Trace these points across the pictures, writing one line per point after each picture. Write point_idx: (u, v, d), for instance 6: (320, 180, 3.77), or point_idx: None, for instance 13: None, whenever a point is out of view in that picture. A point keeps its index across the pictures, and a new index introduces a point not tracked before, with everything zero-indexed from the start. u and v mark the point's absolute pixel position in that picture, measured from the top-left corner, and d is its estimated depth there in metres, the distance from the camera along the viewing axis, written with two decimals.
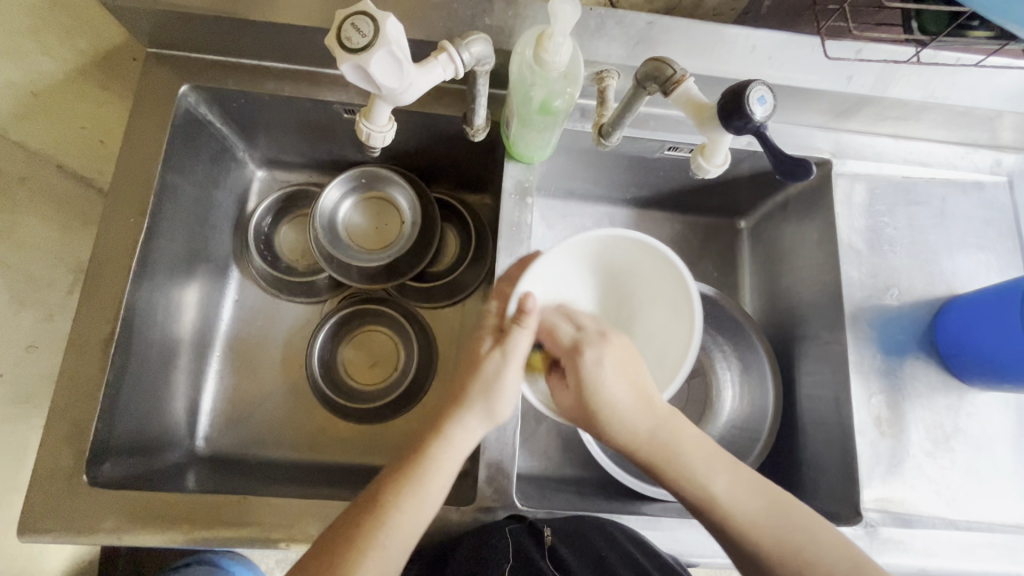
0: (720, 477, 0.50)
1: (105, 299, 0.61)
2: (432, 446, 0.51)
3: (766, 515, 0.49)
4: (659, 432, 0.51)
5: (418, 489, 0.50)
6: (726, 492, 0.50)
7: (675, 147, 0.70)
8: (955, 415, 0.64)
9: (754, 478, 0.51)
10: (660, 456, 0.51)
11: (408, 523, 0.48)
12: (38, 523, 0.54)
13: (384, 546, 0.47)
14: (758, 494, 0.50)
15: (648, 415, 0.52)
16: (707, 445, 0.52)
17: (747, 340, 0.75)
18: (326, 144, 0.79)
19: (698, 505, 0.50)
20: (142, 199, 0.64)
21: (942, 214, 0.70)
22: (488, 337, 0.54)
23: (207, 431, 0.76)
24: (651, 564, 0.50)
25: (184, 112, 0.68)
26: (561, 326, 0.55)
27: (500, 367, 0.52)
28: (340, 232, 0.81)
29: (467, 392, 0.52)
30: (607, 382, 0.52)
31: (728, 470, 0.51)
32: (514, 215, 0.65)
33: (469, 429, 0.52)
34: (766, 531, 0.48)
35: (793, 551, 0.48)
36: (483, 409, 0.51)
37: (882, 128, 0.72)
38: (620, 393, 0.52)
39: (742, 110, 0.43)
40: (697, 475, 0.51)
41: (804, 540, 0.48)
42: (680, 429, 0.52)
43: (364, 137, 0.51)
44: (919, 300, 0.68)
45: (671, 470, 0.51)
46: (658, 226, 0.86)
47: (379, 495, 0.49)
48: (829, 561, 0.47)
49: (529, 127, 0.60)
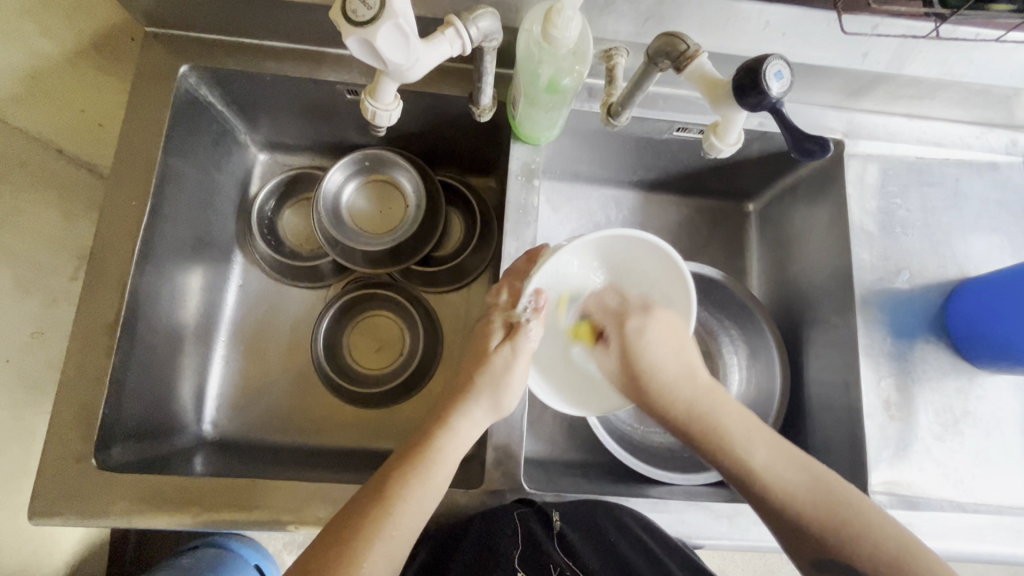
0: (762, 448, 0.52)
1: (109, 283, 0.61)
2: (436, 436, 0.52)
3: (809, 489, 0.49)
4: (700, 402, 0.55)
5: (425, 478, 0.49)
6: (765, 462, 0.51)
7: (684, 127, 0.69)
8: (965, 398, 0.64)
9: (794, 453, 0.52)
10: (699, 419, 0.55)
11: (414, 512, 0.48)
12: (49, 505, 0.54)
13: (392, 534, 0.46)
14: (800, 467, 0.50)
15: (694, 386, 0.57)
16: (753, 421, 0.54)
17: (754, 324, 0.75)
18: (329, 126, 0.78)
19: (737, 474, 0.52)
20: (143, 183, 0.63)
21: (955, 196, 0.69)
22: (498, 331, 0.56)
23: (213, 416, 0.76)
24: (675, 563, 0.48)
25: (184, 93, 0.67)
26: (609, 297, 0.63)
27: (510, 360, 0.54)
28: (343, 216, 0.80)
29: (473, 384, 0.54)
30: (653, 350, 0.58)
31: (769, 443, 0.52)
32: (520, 198, 0.64)
33: (474, 420, 0.53)
34: (810, 505, 0.48)
35: (837, 520, 0.47)
36: (489, 403, 0.53)
37: (895, 108, 0.71)
38: (666, 360, 0.58)
39: (758, 85, 0.42)
40: (737, 441, 0.53)
41: (848, 509, 0.48)
42: (721, 401, 0.55)
43: (370, 116, 0.49)
44: (930, 283, 0.67)
45: (706, 428, 0.54)
46: (665, 209, 0.85)
47: (383, 485, 0.49)
48: (875, 534, 0.46)
49: (536, 106, 0.58)
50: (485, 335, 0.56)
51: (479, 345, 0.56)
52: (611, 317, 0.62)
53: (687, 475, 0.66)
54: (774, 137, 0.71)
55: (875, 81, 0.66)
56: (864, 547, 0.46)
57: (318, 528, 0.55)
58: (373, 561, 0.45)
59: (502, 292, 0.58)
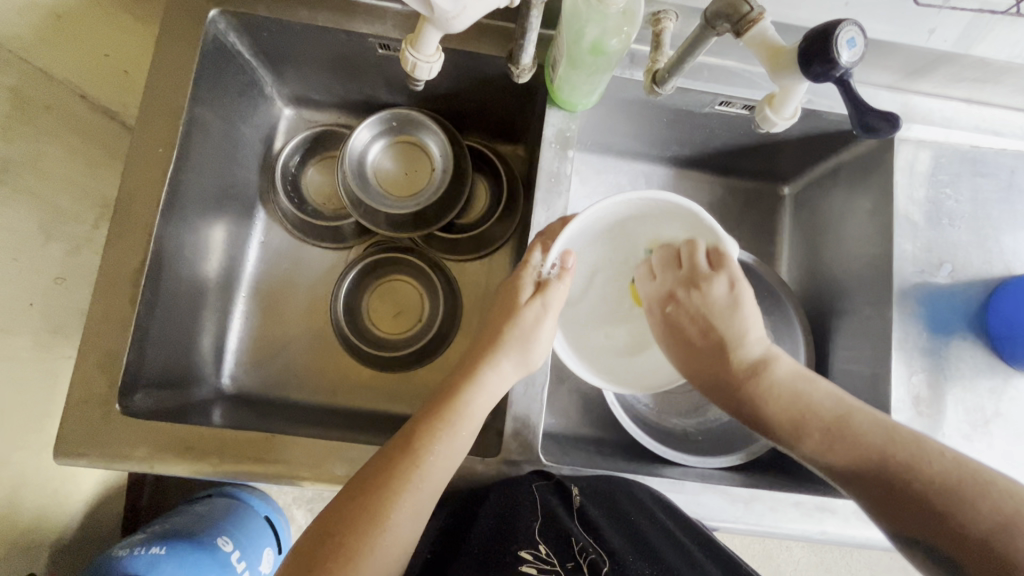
0: (819, 429, 0.49)
1: (135, 231, 0.60)
2: (464, 390, 0.51)
3: (877, 463, 0.46)
4: (745, 386, 0.53)
5: (449, 430, 0.50)
6: (816, 447, 0.49)
7: (728, 101, 0.66)
8: (998, 399, 0.62)
9: (861, 426, 0.48)
10: (752, 407, 0.52)
11: (440, 465, 0.49)
12: (74, 447, 0.54)
13: (417, 488, 0.47)
14: (868, 443, 0.47)
15: (731, 368, 0.54)
16: (807, 400, 0.51)
17: (781, 310, 0.73)
18: (356, 82, 0.76)
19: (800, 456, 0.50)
20: (170, 129, 0.62)
21: (1009, 189, 0.66)
22: (528, 286, 0.56)
23: (232, 371, 0.77)
24: (717, 567, 0.47)
25: (213, 39, 0.65)
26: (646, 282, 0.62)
27: (540, 316, 0.55)
28: (368, 176, 0.79)
29: (502, 337, 0.54)
30: (682, 332, 0.57)
31: (828, 427, 0.49)
32: (553, 165, 0.62)
33: (502, 375, 0.53)
34: (878, 485, 0.46)
35: (913, 500, 0.44)
36: (518, 357, 0.53)
37: (954, 91, 0.67)
38: (696, 344, 0.56)
39: (827, 52, 0.39)
40: (792, 426, 0.50)
41: (923, 488, 0.44)
42: (769, 384, 0.52)
43: (409, 68, 0.48)
44: (973, 278, 0.64)
45: (757, 420, 0.52)
46: (696, 188, 0.83)
47: (411, 441, 0.49)
48: (963, 511, 0.42)
49: (577, 69, 0.55)
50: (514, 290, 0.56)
51: (507, 301, 0.56)
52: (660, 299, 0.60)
53: (702, 458, 0.66)
54: (821, 116, 0.67)
55: (937, 62, 0.63)
56: (951, 523, 0.42)
57: (334, 486, 0.56)
58: (400, 514, 0.46)
59: (533, 250, 0.57)
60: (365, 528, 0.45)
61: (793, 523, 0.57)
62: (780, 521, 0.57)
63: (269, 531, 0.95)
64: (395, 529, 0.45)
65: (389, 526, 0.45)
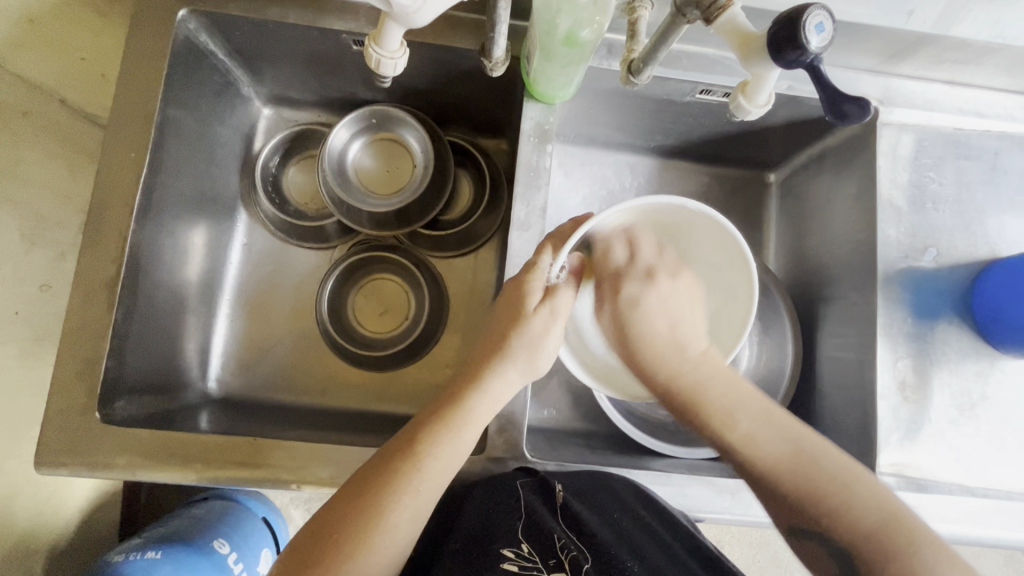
0: (745, 420, 0.51)
1: (110, 236, 0.59)
2: (467, 397, 0.51)
3: (789, 462, 0.48)
4: (679, 379, 0.54)
5: (452, 438, 0.49)
6: (743, 435, 0.51)
7: (708, 90, 0.65)
8: (983, 382, 0.62)
9: (784, 423, 0.51)
10: (690, 392, 0.53)
11: (441, 470, 0.48)
12: (54, 456, 0.54)
13: (416, 493, 0.47)
14: (788, 439, 0.49)
15: (685, 356, 0.55)
16: (738, 394, 0.52)
17: (769, 299, 0.73)
18: (334, 79, 0.75)
19: (719, 445, 0.52)
20: (142, 133, 0.61)
21: (992, 170, 0.65)
22: (536, 292, 0.53)
23: (219, 374, 0.77)
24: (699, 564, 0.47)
25: (184, 40, 0.64)
26: (616, 248, 0.59)
27: (548, 324, 0.53)
28: (349, 175, 0.78)
29: (508, 343, 0.52)
30: (647, 320, 0.57)
31: (754, 418, 0.51)
32: (532, 159, 0.61)
33: (508, 382, 0.52)
34: (789, 479, 0.48)
35: (815, 492, 0.47)
36: (525, 364, 0.52)
37: (937, 73, 0.66)
38: (658, 332, 0.57)
39: (795, 38, 0.39)
40: (719, 414, 0.52)
41: (830, 483, 0.47)
42: (711, 372, 0.54)
43: (374, 65, 0.47)
44: (958, 262, 0.64)
45: (689, 407, 0.53)
46: (681, 177, 0.82)
47: (410, 442, 0.49)
48: (859, 510, 0.45)
49: (551, 61, 0.55)
50: (521, 287, 0.53)
51: (517, 301, 0.53)
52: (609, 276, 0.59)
53: (689, 449, 0.66)
54: (803, 102, 0.66)
55: (917, 43, 0.62)
56: (846, 523, 0.45)
57: (320, 488, 0.55)
58: (397, 517, 0.46)
59: (544, 251, 0.54)
60: (362, 532, 0.45)
61: None
62: (767, 510, 0.57)
63: (266, 532, 0.95)
64: (392, 531, 0.46)
65: (386, 529, 0.45)
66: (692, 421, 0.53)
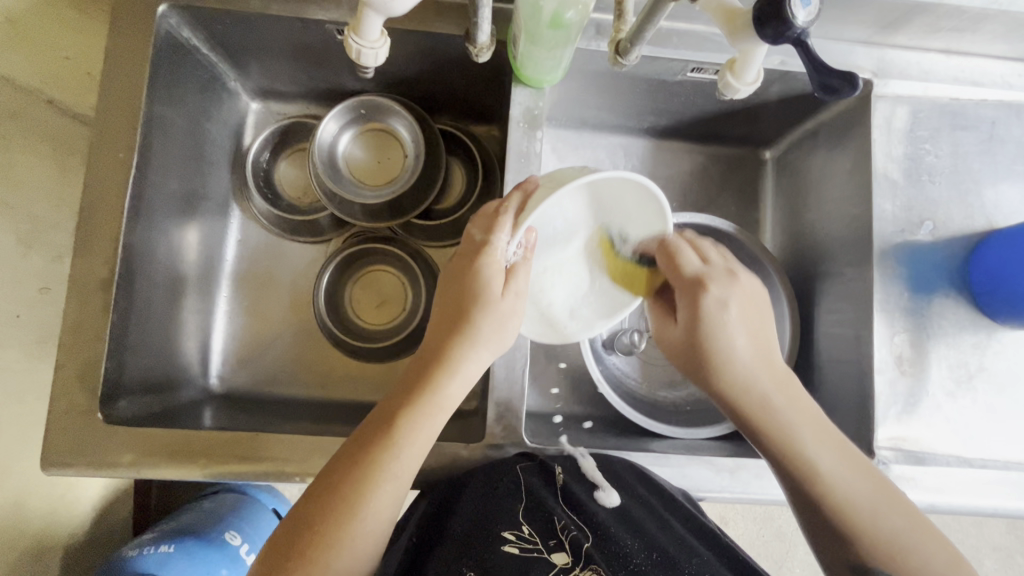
0: (827, 454, 0.51)
1: (102, 237, 0.59)
2: (438, 378, 0.50)
3: (868, 500, 0.50)
4: (770, 400, 0.53)
5: (426, 420, 0.49)
6: (831, 468, 0.50)
7: (699, 68, 0.64)
8: (981, 353, 0.62)
9: (861, 462, 0.52)
10: (781, 420, 0.52)
11: (418, 451, 0.49)
12: (59, 457, 0.55)
13: (393, 478, 0.47)
14: (863, 476, 0.51)
15: (767, 374, 0.54)
16: (824, 425, 0.53)
17: (766, 278, 0.72)
18: (320, 70, 0.74)
19: (792, 467, 0.51)
20: (129, 131, 0.61)
21: (989, 140, 0.65)
22: (497, 276, 0.52)
23: (220, 371, 0.77)
24: (710, 552, 0.47)
25: (166, 35, 0.63)
26: (685, 253, 0.56)
27: (514, 305, 0.53)
28: (340, 168, 0.78)
29: (473, 321, 0.51)
30: (732, 330, 0.54)
31: (836, 451, 0.51)
32: (521, 145, 0.60)
33: (478, 360, 0.52)
34: (864, 517, 0.49)
35: (888, 533, 0.48)
36: (496, 343, 0.52)
37: (932, 42, 0.65)
38: (746, 343, 0.54)
39: (780, 14, 0.38)
40: (808, 443, 0.51)
41: (895, 525, 0.49)
42: (796, 396, 0.53)
43: (354, 56, 0.46)
44: (955, 234, 0.63)
45: (784, 436, 0.52)
46: (676, 158, 0.81)
47: (384, 429, 0.48)
48: (922, 553, 0.47)
49: (537, 44, 0.54)
50: (475, 270, 0.52)
51: (481, 288, 0.51)
52: (678, 280, 0.56)
53: (688, 429, 0.66)
54: (796, 77, 0.65)
55: (910, 13, 0.61)
56: (885, 534, 0.48)
57: None
58: (378, 502, 0.47)
59: (499, 229, 0.51)
60: (344, 519, 0.45)
61: (779, 489, 0.58)
62: (766, 487, 0.58)
63: None
64: (373, 515, 0.46)
65: (368, 516, 0.46)
66: (762, 444, 0.53)
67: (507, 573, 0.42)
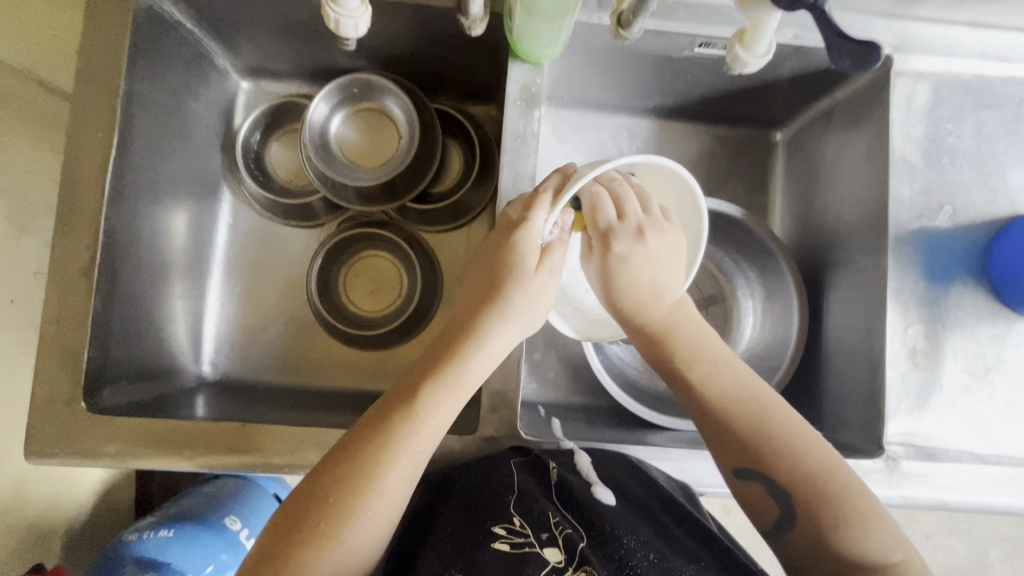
0: (739, 391, 0.50)
1: (83, 221, 0.57)
2: (465, 351, 0.49)
3: (778, 439, 0.48)
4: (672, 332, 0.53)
5: (450, 396, 0.48)
6: (732, 403, 0.50)
7: (708, 43, 0.61)
8: (999, 346, 0.59)
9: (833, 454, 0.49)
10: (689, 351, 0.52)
11: (440, 427, 0.47)
12: (43, 447, 0.54)
13: (415, 451, 0.46)
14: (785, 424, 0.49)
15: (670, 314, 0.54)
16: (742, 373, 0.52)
17: (774, 265, 0.70)
18: (311, 46, 0.71)
19: (697, 393, 0.51)
20: (108, 110, 0.58)
21: (1016, 120, 0.61)
22: (532, 252, 0.50)
23: (212, 358, 0.76)
24: (709, 555, 0.46)
25: (146, 8, 0.60)
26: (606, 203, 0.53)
27: (547, 282, 0.52)
28: (333, 149, 0.75)
29: (505, 293, 0.50)
30: (634, 271, 0.54)
31: (757, 395, 0.50)
32: (519, 124, 0.57)
33: (504, 336, 0.50)
34: (769, 451, 0.47)
35: (791, 471, 0.46)
36: (524, 319, 0.51)
37: (958, 14, 0.61)
38: (646, 284, 0.54)
39: None
40: (709, 375, 0.51)
41: (809, 467, 0.47)
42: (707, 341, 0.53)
43: (334, 25, 0.46)
44: (975, 220, 0.60)
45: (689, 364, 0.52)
46: (682, 139, 0.78)
47: (406, 401, 0.47)
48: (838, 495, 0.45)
49: (535, 16, 0.51)
50: (510, 243, 0.50)
51: (514, 263, 0.50)
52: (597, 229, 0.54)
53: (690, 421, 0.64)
54: (812, 52, 0.62)
55: None
56: (790, 475, 0.47)
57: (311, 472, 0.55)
58: (396, 477, 0.45)
59: (539, 207, 0.50)
60: (360, 492, 0.44)
61: None
62: None
63: None
64: (390, 490, 0.44)
65: (384, 490, 0.44)
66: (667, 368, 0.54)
67: (495, 566, 0.40)
